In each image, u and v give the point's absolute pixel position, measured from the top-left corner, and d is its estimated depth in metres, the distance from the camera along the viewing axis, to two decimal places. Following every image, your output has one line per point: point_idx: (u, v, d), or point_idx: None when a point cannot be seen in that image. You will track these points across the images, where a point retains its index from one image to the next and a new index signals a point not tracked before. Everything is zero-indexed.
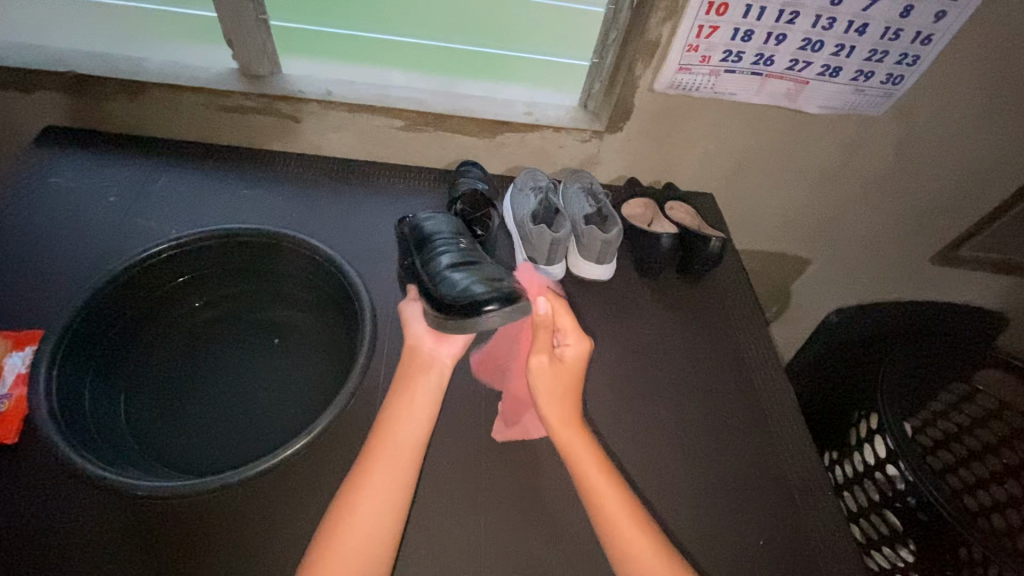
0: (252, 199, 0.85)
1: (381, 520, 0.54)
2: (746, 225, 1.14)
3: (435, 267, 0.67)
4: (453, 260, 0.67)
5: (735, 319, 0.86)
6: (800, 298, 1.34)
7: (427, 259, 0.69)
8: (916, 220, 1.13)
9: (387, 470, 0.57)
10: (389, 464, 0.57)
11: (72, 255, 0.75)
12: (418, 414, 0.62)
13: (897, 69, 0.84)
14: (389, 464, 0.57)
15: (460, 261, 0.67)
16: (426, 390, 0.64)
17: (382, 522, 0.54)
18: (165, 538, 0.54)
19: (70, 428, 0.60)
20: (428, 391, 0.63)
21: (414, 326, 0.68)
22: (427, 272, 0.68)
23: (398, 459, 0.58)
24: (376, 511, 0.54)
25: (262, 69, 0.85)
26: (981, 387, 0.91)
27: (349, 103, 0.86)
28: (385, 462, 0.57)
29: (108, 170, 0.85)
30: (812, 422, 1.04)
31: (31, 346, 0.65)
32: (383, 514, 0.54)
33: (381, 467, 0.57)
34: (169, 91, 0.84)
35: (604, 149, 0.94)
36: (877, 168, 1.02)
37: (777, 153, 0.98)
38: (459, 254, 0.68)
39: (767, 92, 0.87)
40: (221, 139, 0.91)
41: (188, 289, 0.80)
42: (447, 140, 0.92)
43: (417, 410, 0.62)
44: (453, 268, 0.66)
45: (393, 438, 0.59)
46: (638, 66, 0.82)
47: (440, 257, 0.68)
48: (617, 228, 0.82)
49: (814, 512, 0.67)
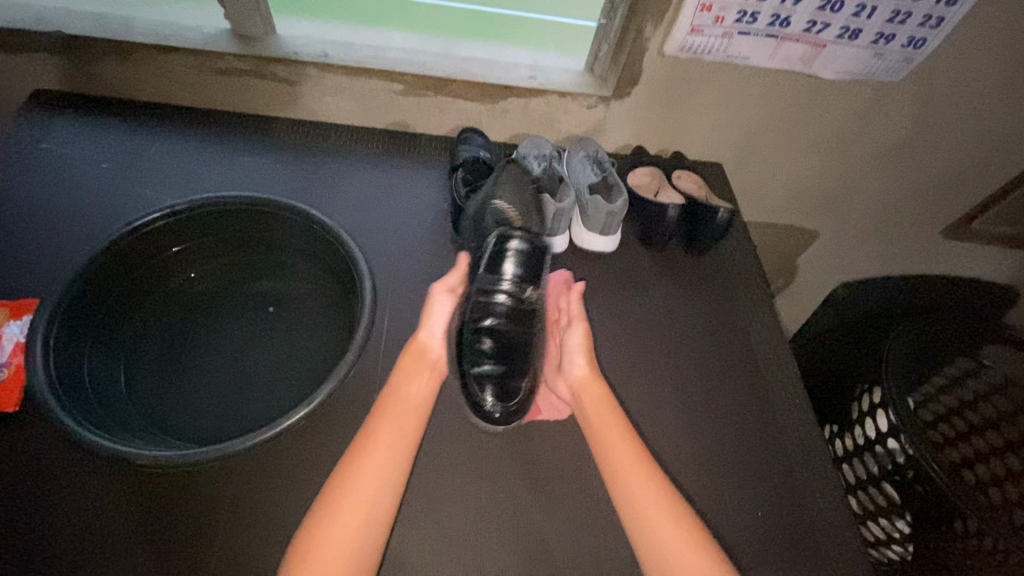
0: (249, 167, 0.83)
1: (371, 511, 0.53)
2: (755, 197, 1.12)
3: (482, 295, 0.65)
4: (504, 308, 0.64)
5: (741, 293, 0.85)
6: (806, 271, 1.32)
7: (484, 278, 0.66)
8: (927, 192, 1.11)
9: (384, 447, 0.57)
10: (382, 456, 0.56)
11: (66, 223, 0.73)
12: (412, 407, 0.61)
13: (920, 31, 0.81)
14: (385, 451, 0.56)
15: (511, 307, 0.64)
16: (422, 385, 0.63)
17: (374, 511, 0.53)
18: (171, 509, 0.54)
19: (71, 399, 0.60)
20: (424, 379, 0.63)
21: (432, 323, 0.66)
22: (478, 298, 0.65)
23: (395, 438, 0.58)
24: (368, 504, 0.53)
25: (256, 30, 0.81)
26: (989, 362, 0.91)
27: (346, 65, 0.83)
28: (379, 452, 0.56)
29: (100, 136, 0.83)
30: (814, 398, 1.04)
31: (28, 316, 0.63)
32: (376, 502, 0.53)
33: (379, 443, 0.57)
34: (159, 52, 0.81)
35: (610, 116, 0.91)
36: (893, 138, 0.99)
37: (789, 122, 0.95)
38: (512, 301, 0.65)
39: (783, 56, 0.83)
40: (214, 105, 0.88)
41: (183, 261, 0.78)
42: (449, 106, 0.89)
43: (411, 402, 0.61)
44: (498, 321, 0.64)
45: (387, 432, 0.58)
46: (648, 28, 0.78)
47: (495, 292, 0.65)
48: (622, 198, 0.79)
49: (814, 484, 0.68)
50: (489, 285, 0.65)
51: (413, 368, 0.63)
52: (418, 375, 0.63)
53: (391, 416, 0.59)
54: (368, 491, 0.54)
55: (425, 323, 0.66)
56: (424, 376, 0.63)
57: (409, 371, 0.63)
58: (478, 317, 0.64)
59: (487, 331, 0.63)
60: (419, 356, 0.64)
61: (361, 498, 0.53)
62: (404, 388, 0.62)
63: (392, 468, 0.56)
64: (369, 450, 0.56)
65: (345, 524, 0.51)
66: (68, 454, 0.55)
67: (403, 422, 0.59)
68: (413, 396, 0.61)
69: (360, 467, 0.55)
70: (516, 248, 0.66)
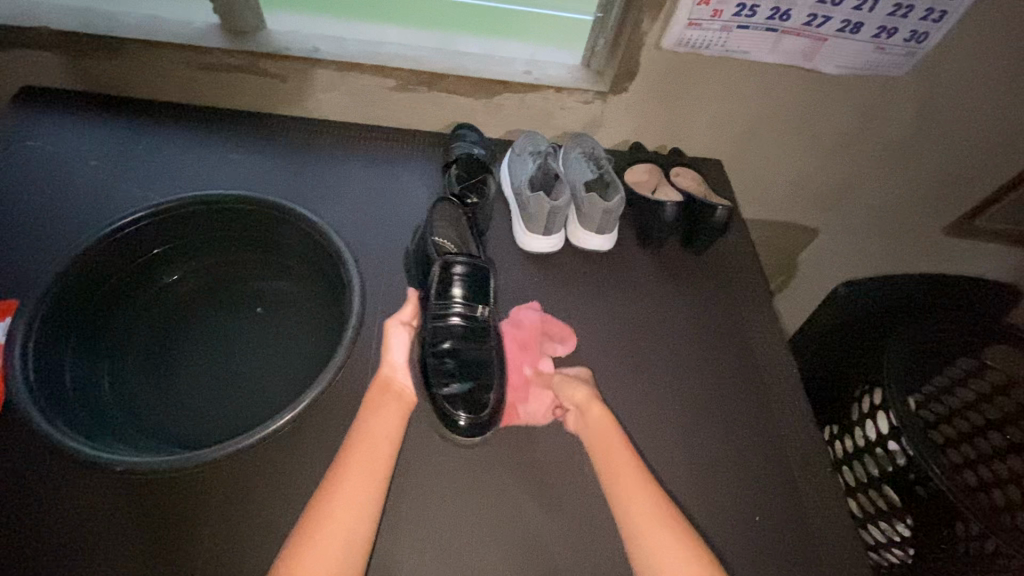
0: (238, 165, 0.81)
1: (344, 548, 0.50)
2: (755, 193, 1.10)
3: (434, 320, 0.66)
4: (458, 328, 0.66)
5: (741, 292, 0.83)
6: (807, 268, 1.31)
7: (434, 304, 0.67)
8: (930, 188, 1.09)
9: (366, 454, 0.56)
10: (353, 492, 0.53)
11: (49, 222, 0.71)
12: (382, 442, 0.58)
13: (923, 25, 0.79)
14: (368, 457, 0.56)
15: (463, 328, 0.66)
16: (389, 418, 0.60)
17: (347, 550, 0.50)
18: (153, 515, 0.53)
19: (49, 403, 0.59)
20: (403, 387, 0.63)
21: (393, 356, 0.64)
22: (432, 323, 0.66)
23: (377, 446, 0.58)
24: (341, 543, 0.50)
25: (245, 24, 0.79)
26: (992, 363, 0.87)
27: (338, 61, 0.81)
28: (350, 488, 0.54)
29: (85, 133, 0.81)
30: (814, 399, 1.02)
31: (8, 318, 0.62)
32: (348, 540, 0.51)
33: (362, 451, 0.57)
34: (145, 48, 0.79)
35: (607, 112, 0.90)
36: (895, 133, 0.97)
37: (790, 117, 0.93)
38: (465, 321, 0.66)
39: (783, 50, 0.81)
40: (204, 101, 0.87)
41: (169, 261, 0.77)
42: (443, 101, 0.87)
43: (379, 436, 0.58)
44: (454, 341, 0.65)
45: (356, 468, 0.55)
46: (645, 21, 0.77)
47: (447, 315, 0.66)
48: (619, 196, 0.78)
49: (814, 487, 0.66)
50: (442, 309, 0.66)
51: (380, 403, 0.61)
52: (385, 409, 0.61)
53: (360, 452, 0.56)
54: (338, 529, 0.51)
55: (387, 356, 0.65)
56: (391, 411, 0.61)
57: (375, 405, 0.61)
58: (435, 343, 0.65)
59: (446, 355, 0.64)
60: (385, 390, 0.62)
61: (333, 536, 0.50)
62: (371, 422, 0.59)
63: (363, 503, 0.53)
64: (338, 488, 0.54)
65: (318, 563, 0.49)
66: (46, 460, 0.54)
67: (372, 459, 0.56)
68: (380, 429, 0.59)
69: (331, 503, 0.53)
70: (461, 271, 0.67)
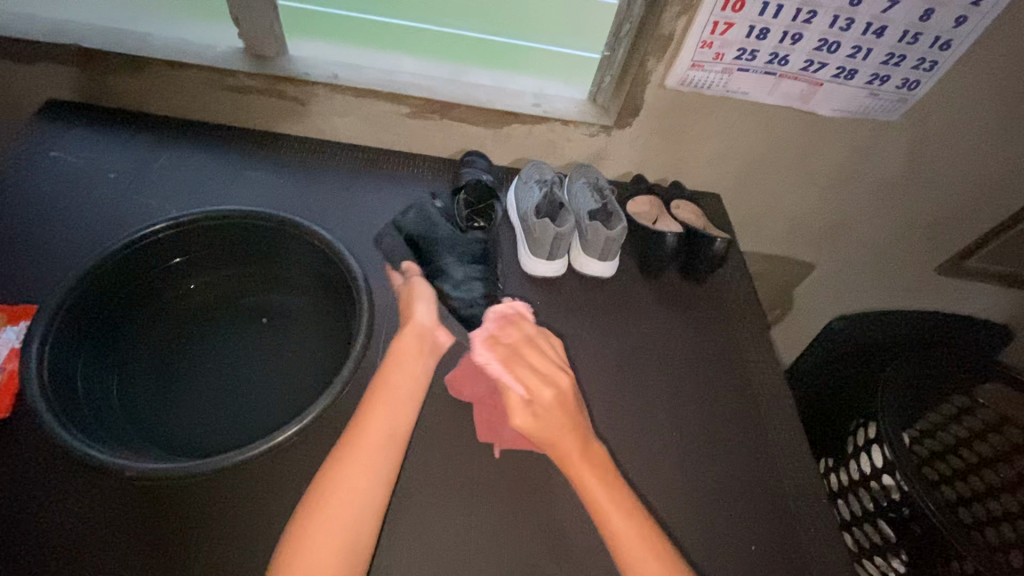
0: (255, 181, 0.84)
1: (362, 503, 0.53)
2: (753, 228, 1.13)
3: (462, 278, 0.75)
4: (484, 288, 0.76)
5: (738, 323, 0.85)
6: (802, 301, 1.33)
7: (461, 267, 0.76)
8: (922, 229, 1.12)
9: (379, 435, 0.58)
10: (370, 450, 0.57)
11: (70, 229, 0.74)
12: (400, 403, 0.62)
13: (914, 74, 0.83)
14: (379, 442, 0.58)
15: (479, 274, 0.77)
16: (410, 376, 0.65)
17: (364, 506, 0.54)
18: (157, 521, 0.53)
19: (61, 405, 0.60)
20: (415, 376, 0.65)
21: (420, 306, 0.72)
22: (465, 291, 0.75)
23: (390, 430, 0.59)
24: (358, 496, 0.54)
25: (268, 49, 0.83)
26: (983, 402, 0.89)
27: (355, 87, 0.85)
28: (369, 444, 0.57)
29: (109, 146, 0.84)
30: (809, 430, 1.03)
31: (24, 321, 0.63)
32: (364, 497, 0.54)
33: (374, 431, 0.59)
34: (171, 67, 0.82)
35: (612, 144, 0.93)
36: (889, 174, 1.01)
37: (786, 156, 0.97)
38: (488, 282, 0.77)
39: (780, 92, 0.85)
40: (223, 119, 0.90)
41: (184, 271, 0.79)
42: (454, 129, 0.91)
43: (399, 395, 0.63)
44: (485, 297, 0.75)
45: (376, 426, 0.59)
46: (650, 61, 0.81)
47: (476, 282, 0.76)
48: (622, 225, 0.80)
49: (807, 518, 0.67)
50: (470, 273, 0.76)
51: (403, 362, 0.66)
52: (406, 367, 0.66)
53: (378, 414, 0.60)
54: (362, 470, 0.55)
55: (416, 308, 0.72)
56: (410, 370, 0.66)
57: (399, 364, 0.66)
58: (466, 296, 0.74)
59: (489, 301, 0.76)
60: (415, 341, 0.69)
61: (353, 490, 0.54)
62: (394, 381, 0.64)
63: (381, 458, 0.57)
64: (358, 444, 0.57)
65: (336, 514, 0.52)
66: (55, 464, 0.55)
67: (392, 420, 0.60)
68: (402, 395, 0.63)
69: (352, 457, 0.56)
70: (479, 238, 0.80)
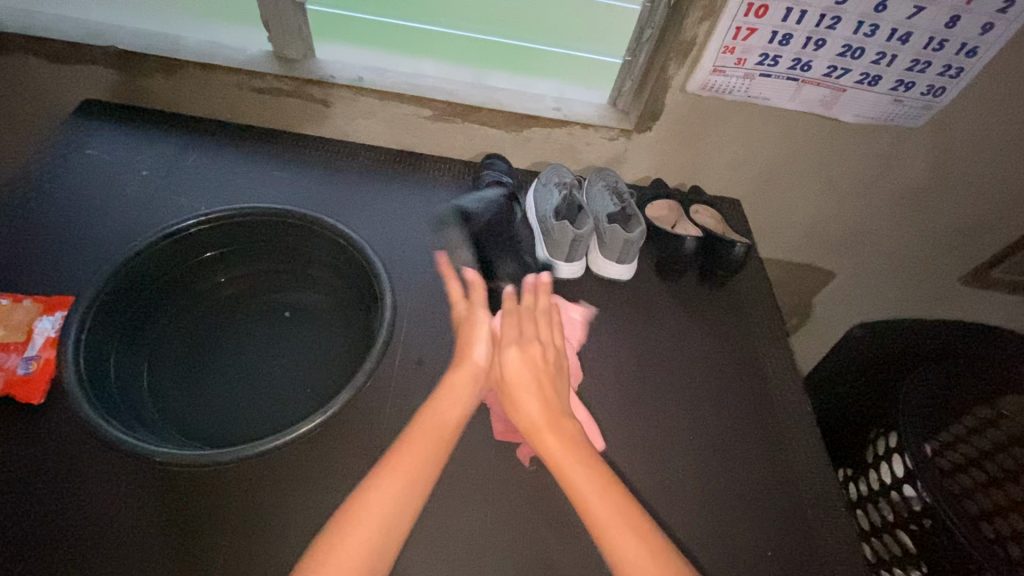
0: (281, 180, 0.86)
1: (396, 509, 0.54)
2: (772, 234, 1.13)
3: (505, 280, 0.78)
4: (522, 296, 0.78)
5: (757, 328, 0.85)
6: (820, 309, 1.32)
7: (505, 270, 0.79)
8: (945, 238, 1.11)
9: (424, 447, 0.59)
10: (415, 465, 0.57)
11: (104, 225, 0.76)
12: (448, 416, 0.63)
13: (939, 80, 0.83)
14: (423, 453, 0.59)
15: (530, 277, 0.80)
16: (461, 396, 0.65)
17: (397, 518, 0.54)
18: (184, 508, 0.55)
19: (95, 392, 0.62)
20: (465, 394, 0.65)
21: (478, 344, 0.70)
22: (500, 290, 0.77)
23: (435, 440, 0.60)
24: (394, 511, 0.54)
25: (296, 53, 0.85)
26: (1006, 413, 0.90)
27: (379, 90, 0.86)
28: (413, 456, 0.58)
29: (142, 145, 0.86)
30: (827, 438, 1.02)
31: (60, 312, 0.66)
32: (400, 504, 0.55)
33: (419, 442, 0.59)
34: (203, 70, 0.85)
35: (631, 148, 0.94)
36: (912, 182, 1.00)
37: (807, 163, 0.97)
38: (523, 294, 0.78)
39: (802, 98, 0.85)
40: (251, 120, 0.92)
41: (213, 267, 0.81)
42: (475, 132, 0.92)
43: (448, 410, 0.63)
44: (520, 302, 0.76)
45: (422, 439, 0.60)
46: (671, 66, 0.81)
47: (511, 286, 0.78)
48: (641, 228, 0.80)
49: (826, 526, 0.67)
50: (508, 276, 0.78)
51: (454, 381, 0.66)
52: (458, 387, 0.66)
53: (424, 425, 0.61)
54: (402, 481, 0.56)
55: (476, 346, 0.70)
56: (461, 386, 0.66)
57: (451, 381, 0.66)
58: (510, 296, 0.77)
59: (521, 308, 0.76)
60: (469, 376, 0.67)
61: (390, 504, 0.54)
62: (443, 396, 0.64)
63: (421, 473, 0.57)
64: (404, 450, 0.59)
65: (370, 518, 0.53)
66: (89, 450, 0.57)
67: (439, 435, 0.61)
68: (450, 408, 0.64)
69: (393, 467, 0.57)
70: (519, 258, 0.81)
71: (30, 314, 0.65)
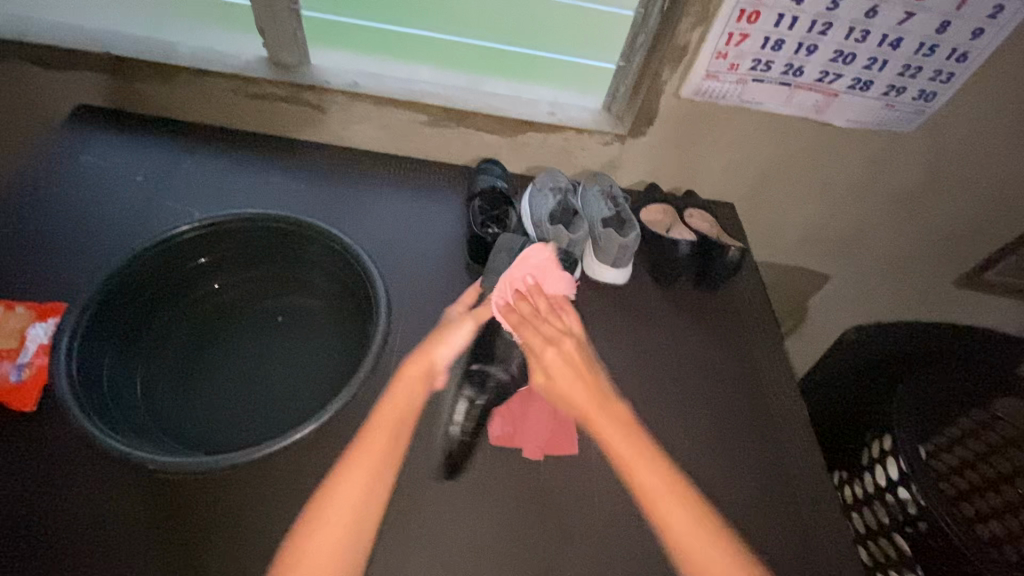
0: (276, 185, 0.86)
1: (359, 507, 0.56)
2: (767, 239, 1.14)
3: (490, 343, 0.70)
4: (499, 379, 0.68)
5: (752, 332, 0.85)
6: (815, 313, 1.33)
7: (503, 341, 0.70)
8: (939, 242, 1.12)
9: (375, 444, 0.61)
10: (374, 455, 0.60)
11: (98, 232, 0.76)
12: (400, 413, 0.64)
13: (930, 85, 0.83)
14: (379, 450, 0.61)
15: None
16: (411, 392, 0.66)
17: (363, 513, 0.56)
18: (175, 517, 0.55)
19: (88, 399, 0.62)
20: (415, 389, 0.66)
21: (446, 350, 0.68)
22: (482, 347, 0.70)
23: (389, 435, 0.62)
24: (359, 502, 0.57)
25: (291, 58, 0.85)
26: (1003, 416, 0.89)
27: (375, 95, 0.86)
28: (366, 456, 0.60)
29: (135, 150, 0.87)
30: (822, 441, 1.02)
31: (53, 318, 0.65)
32: (364, 500, 0.57)
33: (372, 440, 0.61)
34: (198, 75, 0.85)
35: (626, 153, 0.94)
36: (905, 186, 1.01)
37: (801, 167, 0.97)
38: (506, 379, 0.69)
39: (795, 103, 0.86)
40: (245, 125, 0.92)
41: (208, 273, 0.81)
42: (470, 137, 0.92)
43: (398, 406, 0.64)
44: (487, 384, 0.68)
45: (374, 438, 0.61)
46: (665, 71, 0.82)
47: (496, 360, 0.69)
48: (635, 232, 0.81)
49: (821, 528, 0.67)
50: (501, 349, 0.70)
51: (406, 379, 0.67)
52: (406, 384, 0.66)
53: (377, 424, 0.63)
54: (358, 480, 0.58)
55: (439, 347, 0.69)
56: (412, 382, 0.67)
57: (401, 379, 0.67)
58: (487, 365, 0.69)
59: (487, 389, 0.68)
60: (420, 369, 0.67)
61: (349, 505, 0.56)
62: (394, 394, 0.65)
63: (381, 470, 0.59)
64: (359, 451, 0.60)
65: (336, 519, 0.55)
66: (81, 457, 0.57)
67: (392, 431, 0.62)
68: (403, 404, 0.65)
69: (350, 467, 0.59)
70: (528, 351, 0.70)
71: (23, 320, 0.65)
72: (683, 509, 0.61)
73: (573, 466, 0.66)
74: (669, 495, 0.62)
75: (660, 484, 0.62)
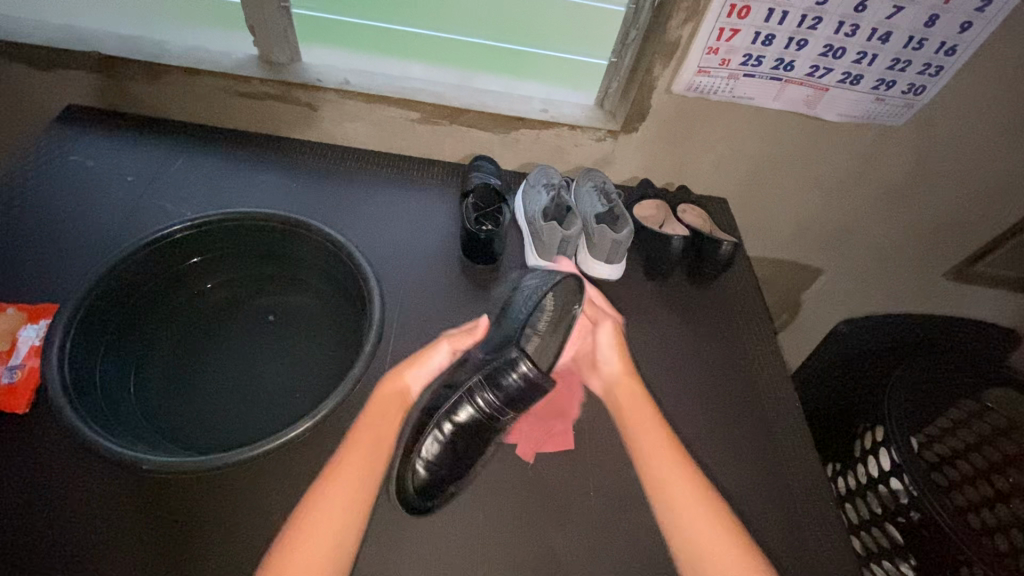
0: (268, 184, 0.85)
1: (339, 534, 0.52)
2: (759, 233, 1.14)
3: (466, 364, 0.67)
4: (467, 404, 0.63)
5: (745, 325, 0.85)
6: (808, 306, 1.34)
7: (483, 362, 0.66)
8: (929, 234, 1.13)
9: (354, 469, 0.57)
10: (353, 480, 0.56)
11: (89, 232, 0.75)
12: (381, 442, 0.60)
13: (920, 79, 0.84)
14: (359, 475, 0.56)
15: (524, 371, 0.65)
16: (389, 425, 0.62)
17: (341, 541, 0.52)
18: (170, 517, 0.55)
19: (81, 401, 0.61)
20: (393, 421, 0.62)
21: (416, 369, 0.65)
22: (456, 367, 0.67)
23: (370, 459, 0.58)
24: (340, 523, 0.53)
25: (282, 57, 0.85)
26: (992, 405, 0.89)
27: (366, 93, 0.86)
28: (347, 480, 0.56)
29: (126, 150, 0.86)
30: (816, 433, 1.03)
31: (44, 320, 0.65)
32: (344, 528, 0.53)
33: (351, 463, 0.57)
34: (188, 74, 0.84)
35: (618, 149, 0.94)
36: (896, 180, 1.02)
37: (792, 161, 0.98)
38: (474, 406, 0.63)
39: (786, 97, 0.86)
40: (237, 124, 0.92)
41: (200, 272, 0.80)
42: (463, 134, 0.92)
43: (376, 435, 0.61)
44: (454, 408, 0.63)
45: (353, 464, 0.57)
46: (656, 67, 0.82)
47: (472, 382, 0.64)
48: (628, 228, 0.81)
49: (815, 519, 0.67)
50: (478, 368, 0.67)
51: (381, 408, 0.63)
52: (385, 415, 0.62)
53: (357, 448, 0.58)
54: (337, 505, 0.54)
55: (412, 368, 0.65)
56: (387, 412, 0.63)
57: (377, 411, 0.62)
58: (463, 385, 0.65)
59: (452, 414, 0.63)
60: (393, 397, 0.64)
61: (328, 531, 0.52)
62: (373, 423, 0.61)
63: (360, 495, 0.55)
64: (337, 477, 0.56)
65: (313, 547, 0.51)
66: (75, 459, 0.56)
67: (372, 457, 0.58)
68: (383, 431, 0.61)
69: (330, 493, 0.55)
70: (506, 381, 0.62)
71: (14, 322, 0.64)
72: (686, 488, 0.60)
73: (569, 461, 0.66)
74: (676, 474, 0.61)
75: (654, 446, 0.64)
